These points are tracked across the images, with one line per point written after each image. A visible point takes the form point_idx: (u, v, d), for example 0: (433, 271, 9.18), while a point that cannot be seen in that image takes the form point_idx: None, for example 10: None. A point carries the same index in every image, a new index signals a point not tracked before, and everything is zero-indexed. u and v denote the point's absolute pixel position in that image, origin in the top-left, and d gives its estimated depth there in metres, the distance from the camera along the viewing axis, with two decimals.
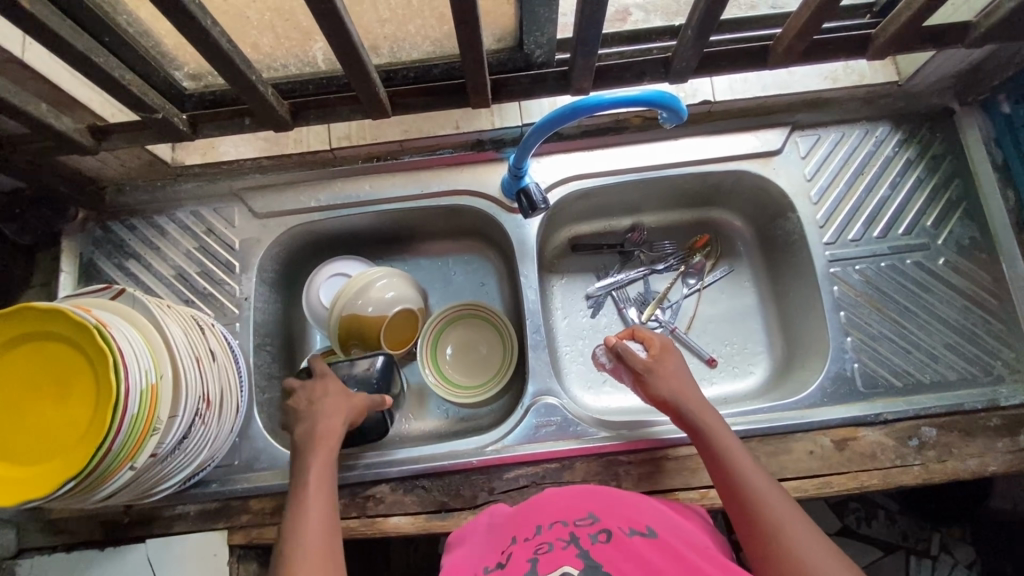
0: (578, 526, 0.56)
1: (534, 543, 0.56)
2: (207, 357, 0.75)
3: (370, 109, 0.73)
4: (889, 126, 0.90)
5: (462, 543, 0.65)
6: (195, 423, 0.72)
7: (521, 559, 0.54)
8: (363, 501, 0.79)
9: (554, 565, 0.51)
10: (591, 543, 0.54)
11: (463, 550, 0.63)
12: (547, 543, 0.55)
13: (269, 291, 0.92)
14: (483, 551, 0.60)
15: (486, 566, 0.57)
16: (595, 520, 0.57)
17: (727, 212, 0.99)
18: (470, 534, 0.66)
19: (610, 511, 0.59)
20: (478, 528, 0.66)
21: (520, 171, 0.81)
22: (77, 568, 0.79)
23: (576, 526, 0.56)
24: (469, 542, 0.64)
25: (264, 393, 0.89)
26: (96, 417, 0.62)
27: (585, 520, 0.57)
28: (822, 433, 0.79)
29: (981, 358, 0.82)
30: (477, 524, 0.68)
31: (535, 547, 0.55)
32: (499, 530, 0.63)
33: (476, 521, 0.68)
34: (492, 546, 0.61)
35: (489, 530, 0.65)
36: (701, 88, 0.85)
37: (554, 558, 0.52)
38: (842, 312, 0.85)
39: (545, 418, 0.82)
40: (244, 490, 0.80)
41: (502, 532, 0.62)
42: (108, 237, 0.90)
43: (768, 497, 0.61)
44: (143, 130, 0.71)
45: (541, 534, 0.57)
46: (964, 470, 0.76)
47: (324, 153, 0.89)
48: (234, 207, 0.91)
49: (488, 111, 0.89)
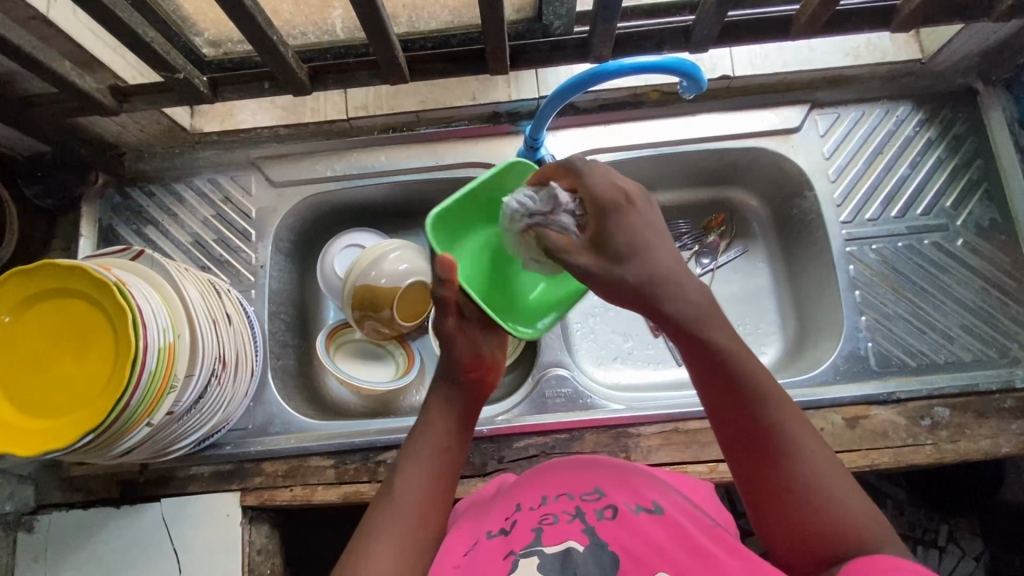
0: (584, 501, 0.55)
1: (538, 513, 0.55)
2: (223, 320, 0.76)
3: (389, 75, 0.73)
4: (911, 105, 0.89)
5: (467, 509, 0.64)
6: (211, 382, 0.73)
7: (525, 529, 0.53)
8: (374, 465, 0.81)
9: (559, 538, 0.51)
10: (597, 518, 0.53)
11: (468, 516, 0.62)
12: (552, 515, 0.54)
13: (284, 260, 0.93)
14: (488, 517, 0.59)
15: (490, 531, 0.56)
16: (602, 494, 0.56)
17: (744, 191, 0.98)
18: (477, 501, 0.65)
19: (618, 482, 0.58)
20: (485, 495, 0.66)
21: (537, 142, 0.80)
22: (94, 525, 0.80)
23: (582, 500, 0.55)
24: (475, 508, 0.63)
25: (278, 360, 0.90)
26: (116, 372, 0.63)
27: (591, 494, 0.56)
28: (834, 410, 0.79)
29: (997, 340, 0.81)
30: (485, 490, 0.67)
31: (540, 518, 0.54)
32: (503, 497, 0.62)
33: (484, 489, 0.68)
34: (498, 510, 0.60)
35: (493, 498, 0.64)
36: (721, 62, 0.86)
37: (561, 531, 0.52)
38: (857, 291, 0.85)
39: (555, 390, 0.83)
40: (257, 453, 0.82)
41: (505, 499, 0.61)
42: (127, 204, 0.91)
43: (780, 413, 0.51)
44: (165, 92, 0.72)
45: (547, 505, 0.56)
46: (975, 451, 0.76)
47: (341, 123, 0.91)
48: (251, 176, 0.91)
49: (505, 82, 0.89)
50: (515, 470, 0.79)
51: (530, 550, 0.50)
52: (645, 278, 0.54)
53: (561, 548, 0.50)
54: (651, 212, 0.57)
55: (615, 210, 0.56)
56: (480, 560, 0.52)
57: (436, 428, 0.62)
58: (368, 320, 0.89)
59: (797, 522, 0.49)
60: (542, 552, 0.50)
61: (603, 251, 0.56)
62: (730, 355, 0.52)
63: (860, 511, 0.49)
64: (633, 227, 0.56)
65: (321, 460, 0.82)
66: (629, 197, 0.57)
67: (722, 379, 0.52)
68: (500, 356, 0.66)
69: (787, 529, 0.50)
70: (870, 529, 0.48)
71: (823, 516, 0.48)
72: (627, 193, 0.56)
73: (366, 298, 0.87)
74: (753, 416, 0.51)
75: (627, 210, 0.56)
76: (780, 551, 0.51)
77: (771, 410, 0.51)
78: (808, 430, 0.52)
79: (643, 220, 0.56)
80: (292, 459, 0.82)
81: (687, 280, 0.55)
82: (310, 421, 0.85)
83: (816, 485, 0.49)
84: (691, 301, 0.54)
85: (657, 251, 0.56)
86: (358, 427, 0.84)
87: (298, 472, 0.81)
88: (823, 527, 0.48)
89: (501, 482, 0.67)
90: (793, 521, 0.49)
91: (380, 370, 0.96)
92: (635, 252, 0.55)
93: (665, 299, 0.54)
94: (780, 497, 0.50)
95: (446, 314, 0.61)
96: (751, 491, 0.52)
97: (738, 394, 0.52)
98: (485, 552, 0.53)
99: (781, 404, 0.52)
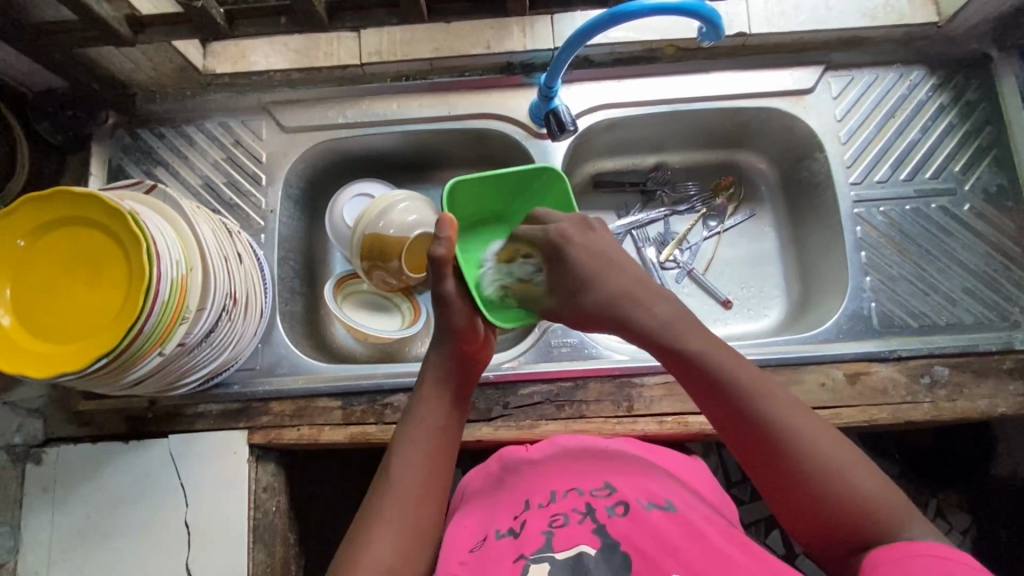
0: (595, 497, 0.57)
1: (548, 513, 0.57)
2: (234, 259, 0.76)
3: (408, 13, 0.73)
4: (925, 70, 0.89)
5: (477, 494, 0.66)
6: (222, 317, 0.73)
7: (535, 530, 0.55)
8: (381, 408, 0.82)
9: (570, 542, 0.52)
10: (608, 515, 0.54)
11: (475, 505, 0.65)
12: (563, 516, 0.56)
13: (294, 208, 0.93)
14: (494, 509, 0.62)
15: (498, 529, 0.58)
16: (613, 491, 0.58)
17: (753, 154, 0.99)
18: (482, 485, 0.68)
19: (629, 480, 0.60)
20: (491, 474, 0.68)
21: (550, 92, 0.81)
22: (101, 459, 0.81)
23: (593, 496, 0.58)
24: (481, 494, 0.66)
25: (286, 305, 0.90)
26: (129, 300, 0.63)
27: (602, 491, 0.58)
28: (835, 366, 0.80)
29: (998, 303, 0.82)
30: (486, 470, 0.69)
31: (550, 518, 0.56)
32: (508, 486, 0.65)
33: (486, 465, 0.70)
34: (502, 506, 0.62)
35: (499, 483, 0.66)
36: (737, 19, 0.85)
37: (571, 534, 0.53)
38: (863, 252, 0.85)
39: (561, 340, 0.84)
40: (266, 393, 0.83)
41: (511, 492, 0.63)
42: (137, 144, 0.90)
43: (780, 414, 0.53)
44: (182, 24, 0.72)
45: (556, 503, 0.58)
46: (972, 409, 0.78)
47: (354, 69, 0.90)
48: (262, 120, 0.91)
49: (520, 33, 0.88)
50: (520, 416, 0.80)
51: (541, 555, 0.52)
52: (606, 302, 0.60)
53: (573, 553, 0.52)
54: (585, 236, 0.63)
55: (553, 251, 0.62)
56: (489, 560, 0.54)
57: (429, 409, 0.62)
58: (379, 267, 0.89)
59: (826, 511, 0.51)
60: (553, 557, 0.52)
61: (557, 288, 0.63)
62: (712, 362, 0.55)
63: (869, 477, 0.51)
64: (575, 259, 0.61)
65: (329, 402, 0.83)
66: (564, 233, 0.62)
67: (701, 383, 0.56)
68: (489, 333, 0.66)
69: (814, 519, 0.51)
70: (891, 510, 0.50)
71: (845, 500, 0.50)
72: (561, 231, 0.62)
73: (374, 246, 0.87)
74: (753, 420, 0.53)
75: (572, 240, 0.62)
76: (813, 542, 0.53)
77: (761, 405, 0.53)
78: (805, 415, 0.54)
79: (584, 249, 0.62)
80: (300, 400, 0.83)
81: (644, 290, 0.60)
82: (316, 363, 0.86)
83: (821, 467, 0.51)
84: (660, 316, 0.58)
85: (608, 273, 0.61)
86: (365, 370, 0.85)
87: (305, 412, 0.82)
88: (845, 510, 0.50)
89: (505, 459, 0.69)
90: (817, 510, 0.51)
91: (387, 321, 0.97)
92: (588, 281, 0.61)
93: (632, 311, 0.59)
94: (796, 489, 0.52)
95: (445, 276, 0.62)
96: (777, 496, 0.53)
97: (723, 400, 0.55)
98: (495, 552, 0.55)
99: (771, 398, 0.54)
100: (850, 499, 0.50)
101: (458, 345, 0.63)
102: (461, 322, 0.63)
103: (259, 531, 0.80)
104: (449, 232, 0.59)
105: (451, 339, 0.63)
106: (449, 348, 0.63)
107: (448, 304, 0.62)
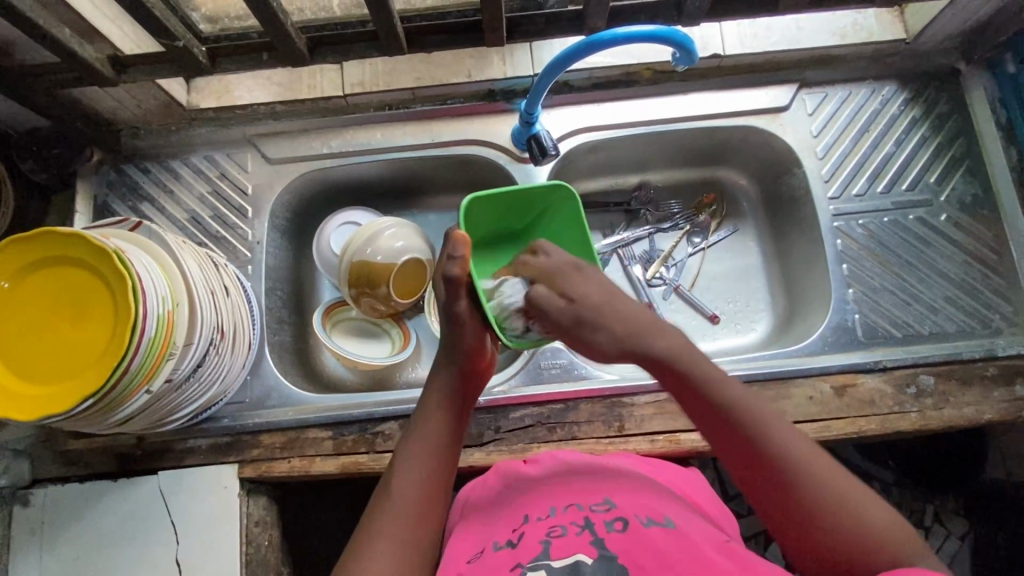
0: (593, 512, 0.57)
1: (547, 525, 0.56)
2: (221, 292, 0.76)
3: (388, 46, 0.74)
4: (896, 85, 0.91)
5: (475, 510, 0.66)
6: (210, 351, 0.73)
7: (533, 541, 0.54)
8: (372, 436, 0.82)
9: (567, 551, 0.52)
10: (607, 530, 0.54)
11: (475, 520, 0.64)
12: (561, 527, 0.55)
13: (281, 238, 0.94)
14: (495, 524, 0.61)
15: (497, 541, 0.58)
16: (611, 506, 0.57)
17: (734, 170, 1.00)
18: (482, 501, 0.67)
19: (629, 497, 0.59)
20: (490, 495, 0.68)
21: (531, 117, 0.83)
22: (90, 497, 0.80)
23: (591, 511, 0.57)
24: (479, 508, 0.66)
25: (275, 335, 0.90)
26: (113, 338, 0.63)
27: (601, 506, 0.57)
28: (822, 378, 0.81)
29: (979, 311, 0.84)
30: (487, 483, 0.70)
31: (548, 529, 0.56)
32: (509, 503, 0.64)
33: (488, 482, 0.70)
34: (503, 520, 0.61)
35: (499, 500, 0.66)
36: (712, 40, 0.87)
37: (568, 543, 0.53)
38: (845, 264, 0.87)
39: (551, 361, 0.85)
40: (255, 425, 0.82)
41: (510, 510, 0.63)
42: (123, 180, 0.91)
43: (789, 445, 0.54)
44: (164, 63, 0.73)
45: (555, 517, 0.57)
46: (959, 417, 0.78)
47: (337, 100, 0.90)
48: (247, 153, 0.92)
49: (500, 60, 0.90)
50: (512, 440, 0.80)
51: (537, 563, 0.52)
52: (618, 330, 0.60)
53: (569, 561, 0.51)
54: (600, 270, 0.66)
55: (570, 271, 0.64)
56: (488, 569, 0.54)
57: (431, 427, 0.62)
58: (367, 294, 0.88)
59: (828, 543, 0.51)
60: (549, 565, 0.51)
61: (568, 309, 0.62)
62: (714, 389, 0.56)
63: (882, 516, 0.51)
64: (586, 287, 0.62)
65: (320, 432, 0.82)
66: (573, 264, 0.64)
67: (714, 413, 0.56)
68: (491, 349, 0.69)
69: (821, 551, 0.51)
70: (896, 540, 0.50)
71: (852, 535, 0.50)
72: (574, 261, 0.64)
73: (363, 274, 0.87)
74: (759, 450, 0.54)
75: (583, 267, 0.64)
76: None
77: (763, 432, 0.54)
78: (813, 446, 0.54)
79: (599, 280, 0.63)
80: (290, 431, 0.83)
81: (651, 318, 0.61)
82: (307, 394, 0.86)
83: (834, 497, 0.51)
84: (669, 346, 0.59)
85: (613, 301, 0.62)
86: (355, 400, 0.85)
87: (296, 444, 0.82)
88: (852, 539, 0.50)
89: (507, 478, 0.69)
90: (825, 541, 0.51)
91: (376, 348, 0.97)
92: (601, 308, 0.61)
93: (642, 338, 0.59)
94: (805, 526, 0.52)
95: (457, 297, 0.62)
96: (787, 527, 0.53)
97: (734, 430, 0.55)
98: (491, 562, 0.54)
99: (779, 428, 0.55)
100: (856, 530, 0.50)
101: (464, 364, 0.64)
102: (471, 341, 0.64)
103: (251, 566, 0.79)
104: (461, 251, 0.60)
105: (455, 355, 0.64)
106: (451, 365, 0.64)
107: (461, 325, 0.63)
